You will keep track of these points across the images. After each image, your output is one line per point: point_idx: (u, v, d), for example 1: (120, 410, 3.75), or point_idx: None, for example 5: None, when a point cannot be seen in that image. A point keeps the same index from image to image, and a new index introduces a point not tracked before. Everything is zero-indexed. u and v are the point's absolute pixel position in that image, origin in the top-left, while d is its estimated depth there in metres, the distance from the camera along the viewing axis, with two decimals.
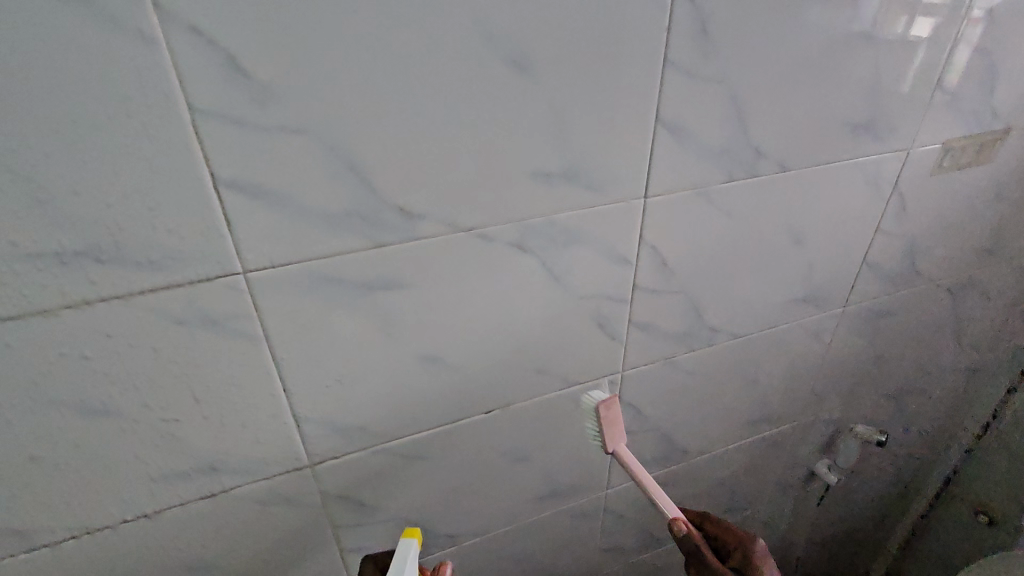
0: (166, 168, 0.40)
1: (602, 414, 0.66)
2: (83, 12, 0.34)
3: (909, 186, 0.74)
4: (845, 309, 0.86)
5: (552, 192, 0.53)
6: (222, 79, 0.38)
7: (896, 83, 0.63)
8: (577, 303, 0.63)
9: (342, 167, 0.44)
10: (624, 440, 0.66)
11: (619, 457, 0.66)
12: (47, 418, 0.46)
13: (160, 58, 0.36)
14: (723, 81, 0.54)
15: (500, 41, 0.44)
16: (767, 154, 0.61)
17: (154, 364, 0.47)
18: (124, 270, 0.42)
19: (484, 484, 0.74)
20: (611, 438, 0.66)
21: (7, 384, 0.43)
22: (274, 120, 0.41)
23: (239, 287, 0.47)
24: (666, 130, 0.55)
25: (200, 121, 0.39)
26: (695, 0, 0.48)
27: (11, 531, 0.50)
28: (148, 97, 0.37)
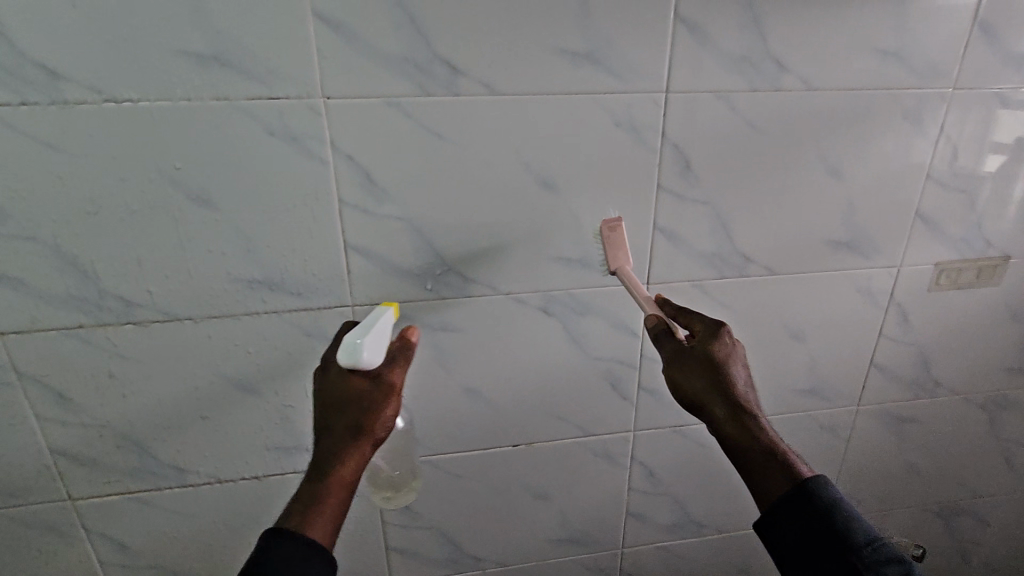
0: (319, 234, 0.65)
1: (606, 237, 0.67)
2: (295, 148, 0.61)
3: (908, 299, 0.84)
4: (860, 408, 0.92)
5: (570, 273, 0.73)
6: (360, 185, 0.64)
7: (871, 211, 0.77)
8: (591, 363, 0.79)
9: (423, 243, 0.68)
10: (631, 260, 0.67)
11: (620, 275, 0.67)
12: (217, 387, 0.71)
13: (328, 173, 0.62)
14: (707, 202, 0.72)
15: (534, 170, 0.67)
16: (753, 258, 0.77)
17: (286, 362, 0.71)
18: (282, 295, 0.67)
19: (508, 514, 0.88)
20: (614, 257, 0.67)
21: (203, 360, 0.69)
22: (385, 211, 0.65)
23: (347, 315, 0.70)
24: (662, 234, 0.73)
25: (343, 209, 0.64)
26: (678, 148, 0.68)
27: (177, 466, 0.74)
28: (318, 194, 0.63)
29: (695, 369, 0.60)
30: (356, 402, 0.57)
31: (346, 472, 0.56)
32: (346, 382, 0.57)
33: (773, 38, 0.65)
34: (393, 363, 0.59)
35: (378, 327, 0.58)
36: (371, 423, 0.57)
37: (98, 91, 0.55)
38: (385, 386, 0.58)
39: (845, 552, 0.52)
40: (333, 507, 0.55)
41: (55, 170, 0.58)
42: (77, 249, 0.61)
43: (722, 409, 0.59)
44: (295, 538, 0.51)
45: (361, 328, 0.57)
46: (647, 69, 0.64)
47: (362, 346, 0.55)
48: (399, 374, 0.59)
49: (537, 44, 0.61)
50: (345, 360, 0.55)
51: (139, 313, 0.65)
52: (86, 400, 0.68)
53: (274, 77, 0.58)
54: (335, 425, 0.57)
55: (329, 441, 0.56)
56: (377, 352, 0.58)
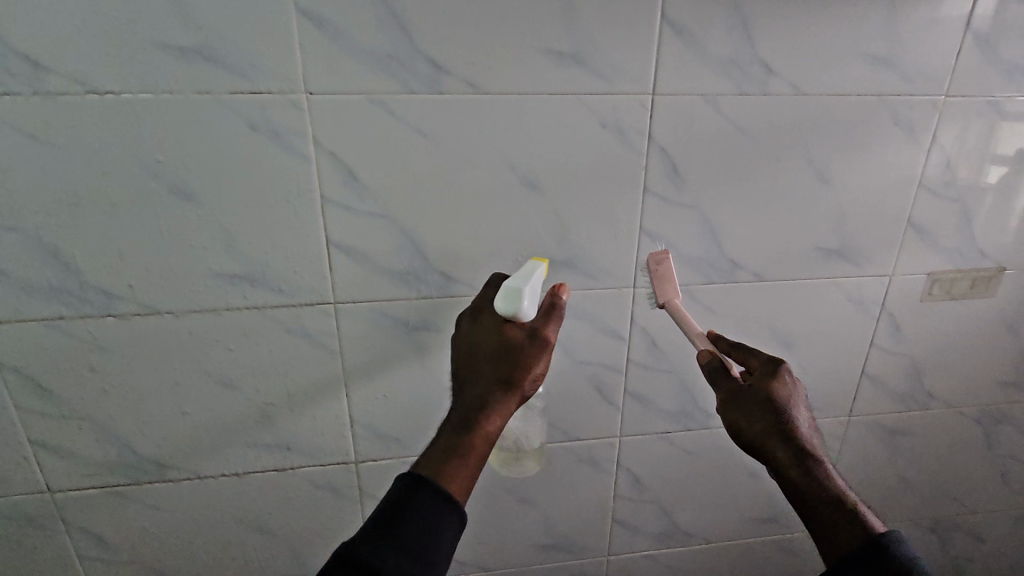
0: (301, 231, 0.65)
1: (653, 269, 0.71)
2: (277, 143, 0.61)
3: (900, 309, 0.83)
4: (851, 418, 0.91)
5: (555, 274, 0.72)
6: (342, 181, 0.63)
7: (862, 218, 0.76)
8: (576, 366, 0.78)
9: (406, 241, 0.67)
10: (679, 293, 0.70)
11: (670, 308, 0.70)
12: (198, 383, 0.70)
13: (310, 169, 0.62)
14: (694, 206, 0.72)
15: (519, 170, 0.66)
16: (741, 264, 0.76)
17: (267, 358, 0.70)
18: (264, 291, 0.67)
19: (491, 518, 0.87)
20: (663, 291, 0.70)
21: (183, 355, 0.68)
22: (368, 208, 0.65)
23: (330, 312, 0.69)
24: (648, 237, 0.72)
25: (325, 205, 0.64)
26: (665, 150, 0.68)
27: (157, 461, 0.74)
28: (300, 190, 0.63)
29: (755, 408, 0.60)
30: (509, 356, 0.57)
31: (491, 424, 0.55)
32: (499, 330, 0.59)
33: (761, 42, 0.65)
34: (547, 320, 0.60)
35: (534, 281, 0.61)
36: (521, 378, 0.57)
37: (81, 82, 0.56)
38: (540, 340, 0.58)
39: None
40: (475, 459, 0.53)
41: (37, 161, 0.58)
42: (59, 240, 0.61)
43: (784, 452, 0.58)
44: (433, 489, 0.50)
45: (520, 278, 0.61)
46: (633, 70, 0.63)
47: (522, 294, 0.58)
48: (553, 329, 0.60)
49: (522, 43, 0.61)
50: (506, 307, 0.58)
51: (120, 306, 0.65)
52: (67, 392, 0.68)
53: (257, 73, 0.58)
54: (485, 376, 0.57)
55: (476, 393, 0.57)
56: (532, 305, 0.60)
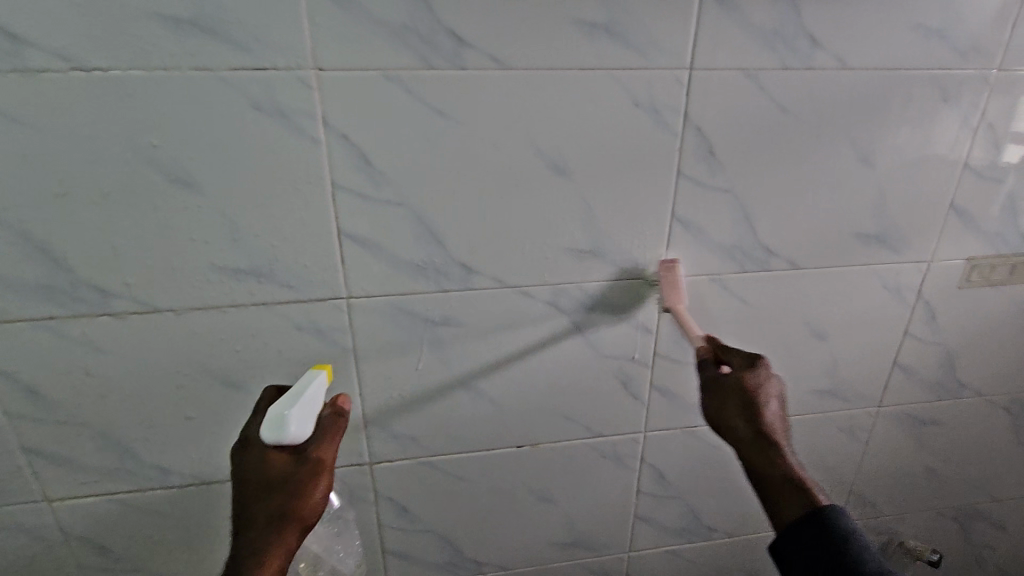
0: (311, 221, 0.60)
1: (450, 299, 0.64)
2: (284, 126, 0.55)
3: (936, 297, 0.80)
4: (881, 410, 0.88)
5: (581, 265, 0.68)
6: (355, 167, 0.58)
7: (903, 202, 0.72)
8: (602, 361, 0.75)
9: (425, 232, 0.63)
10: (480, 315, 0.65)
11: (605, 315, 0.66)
12: (202, 385, 0.66)
13: (321, 154, 0.57)
14: (730, 191, 0.67)
15: (545, 153, 0.61)
16: (776, 252, 0.72)
17: (276, 357, 0.66)
18: (271, 286, 0.62)
19: (511, 518, 0.84)
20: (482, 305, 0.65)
21: (185, 356, 0.64)
22: (383, 196, 0.60)
23: (342, 308, 0.65)
24: (681, 225, 0.68)
25: (337, 193, 0.59)
26: (701, 131, 0.63)
27: (161, 467, 0.70)
28: (310, 177, 0.58)
29: (732, 404, 0.61)
30: (280, 487, 0.54)
31: (276, 559, 0.54)
32: (267, 461, 0.55)
33: (806, 11, 0.60)
34: (323, 438, 0.57)
35: (309, 397, 0.57)
36: (296, 509, 0.55)
37: (64, 57, 0.50)
38: (312, 465, 0.55)
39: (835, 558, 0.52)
40: None
41: (19, 146, 0.52)
42: (46, 234, 0.56)
43: (743, 434, 0.61)
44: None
45: (291, 397, 0.56)
46: (670, 43, 0.58)
47: (287, 420, 0.54)
48: (328, 449, 0.56)
49: (550, 13, 0.55)
50: (267, 435, 0.54)
51: (116, 304, 0.60)
52: (60, 397, 0.63)
53: (261, 47, 0.52)
54: (257, 515, 0.55)
55: (256, 534, 0.54)
56: (307, 424, 0.56)
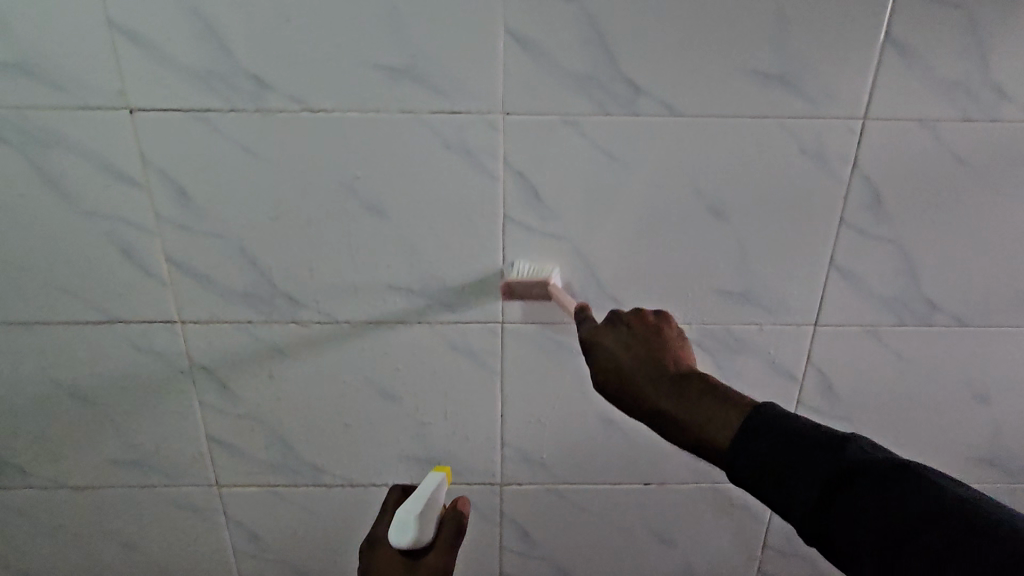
0: (478, 250, 0.65)
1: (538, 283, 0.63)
2: (468, 162, 0.61)
3: None
4: None
5: (729, 306, 0.68)
6: (526, 201, 0.63)
7: None
8: None
9: (580, 265, 0.66)
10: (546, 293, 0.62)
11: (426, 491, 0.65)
12: (362, 392, 0.72)
13: (496, 189, 0.62)
14: (894, 242, 0.65)
15: (706, 196, 0.63)
16: (940, 307, 0.68)
17: (430, 372, 0.71)
18: (436, 307, 0.67)
19: (629, 556, 0.83)
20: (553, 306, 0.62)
21: (352, 364, 0.70)
22: (547, 231, 0.64)
23: (495, 332, 0.69)
24: (837, 273, 0.66)
25: (506, 225, 0.64)
26: (869, 180, 0.62)
27: (315, 466, 0.76)
28: (484, 209, 0.63)
29: (624, 358, 0.53)
30: None
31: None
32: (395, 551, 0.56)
33: (994, 63, 0.58)
34: (437, 548, 0.55)
35: (429, 498, 0.56)
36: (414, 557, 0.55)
37: (298, 100, 0.58)
38: (422, 572, 0.54)
39: (849, 481, 0.39)
40: None
41: (249, 173, 0.61)
42: (257, 249, 0.64)
43: (653, 394, 0.50)
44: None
45: (411, 499, 0.56)
46: (844, 93, 0.59)
47: (406, 524, 0.54)
48: (439, 558, 0.55)
49: (725, 65, 0.58)
50: (394, 535, 0.54)
51: (302, 314, 0.67)
52: (244, 392, 0.71)
53: (459, 94, 0.58)
54: None
55: None
56: (426, 527, 0.55)
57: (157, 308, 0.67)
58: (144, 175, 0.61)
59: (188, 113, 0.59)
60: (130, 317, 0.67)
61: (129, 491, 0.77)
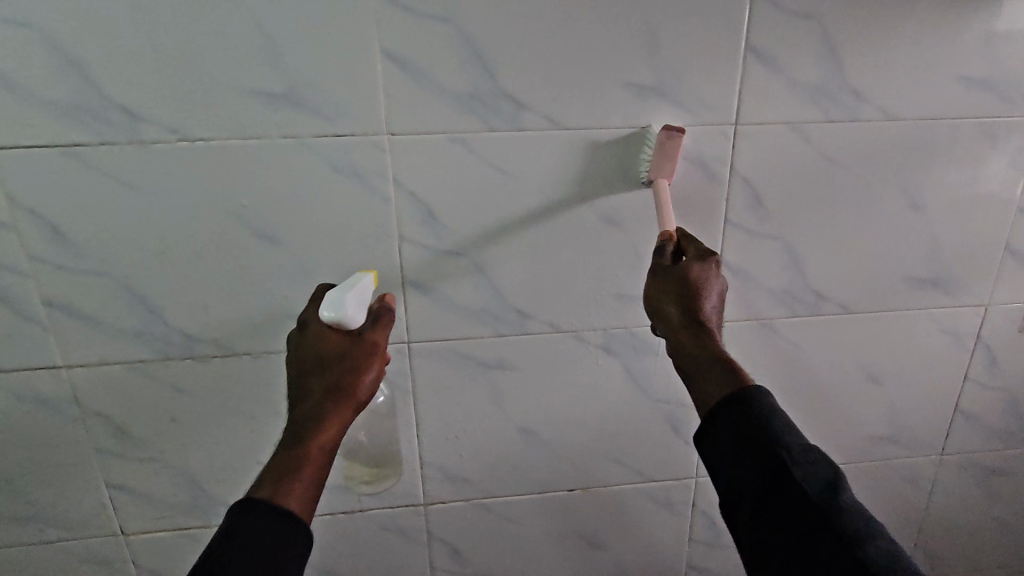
0: (378, 271, 0.64)
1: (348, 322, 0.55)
2: (358, 185, 0.61)
3: (996, 341, 0.78)
4: (943, 457, 0.84)
5: (632, 309, 0.70)
6: (421, 220, 0.63)
7: (956, 248, 0.72)
8: (652, 403, 0.75)
9: (482, 280, 0.66)
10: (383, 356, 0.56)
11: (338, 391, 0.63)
12: (272, 424, 0.70)
13: (389, 210, 0.62)
14: (778, 238, 0.69)
15: (598, 205, 0.65)
16: (827, 297, 0.72)
17: None
18: None
19: (562, 564, 0.83)
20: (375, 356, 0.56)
21: (260, 396, 0.68)
22: (445, 247, 0.64)
23: (402, 352, 0.68)
24: (729, 270, 0.69)
25: (403, 244, 0.63)
26: (748, 182, 0.66)
27: (228, 504, 0.73)
28: (379, 231, 0.63)
29: (666, 295, 0.57)
30: (336, 363, 0.54)
31: (309, 471, 0.50)
32: (327, 337, 0.54)
33: (849, 68, 0.62)
34: (374, 325, 0.56)
35: (359, 287, 0.56)
36: (353, 387, 0.54)
37: (173, 130, 0.57)
38: (368, 345, 0.55)
39: (789, 489, 0.46)
40: (311, 474, 0.50)
41: (128, 206, 0.59)
42: (145, 285, 0.62)
43: (676, 320, 0.57)
44: (262, 509, 0.47)
45: (342, 286, 0.56)
46: (716, 101, 0.62)
47: (343, 300, 0.54)
48: (382, 335, 0.56)
49: (603, 79, 0.60)
50: (327, 315, 0.54)
51: (199, 348, 0.65)
52: (144, 433, 0.68)
53: (342, 116, 0.58)
54: (315, 388, 0.54)
55: (307, 408, 0.53)
56: (361, 312, 0.56)
57: (39, 353, 0.63)
58: (11, 215, 0.58)
59: (55, 148, 0.56)
60: (10, 365, 0.63)
61: (26, 549, 0.72)
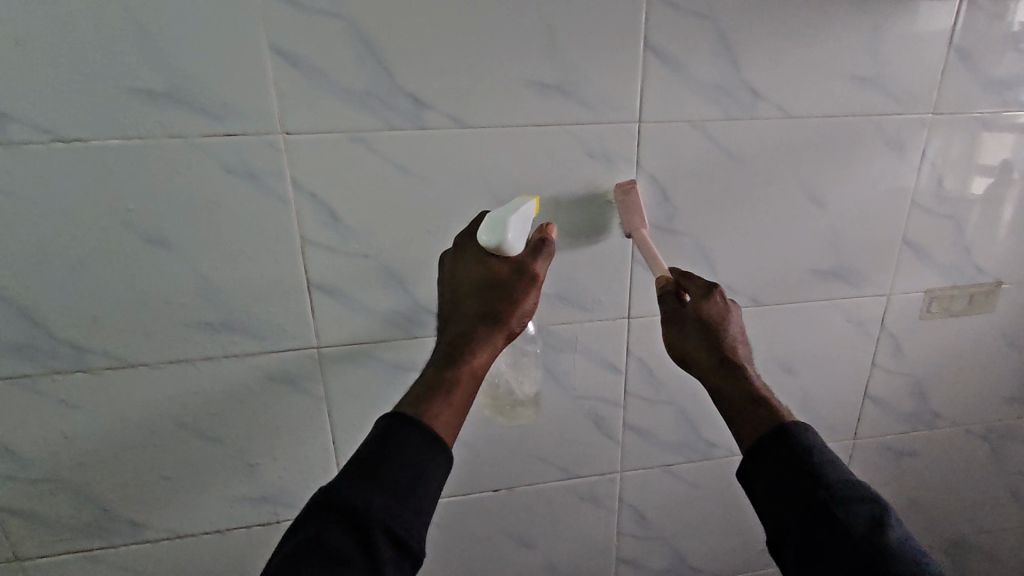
0: (281, 275, 0.62)
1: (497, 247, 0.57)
2: (254, 187, 0.58)
3: (899, 329, 0.81)
4: (856, 442, 0.88)
5: (547, 307, 0.70)
6: (323, 221, 0.61)
7: (856, 241, 0.75)
8: (573, 400, 0.76)
9: (392, 281, 0.65)
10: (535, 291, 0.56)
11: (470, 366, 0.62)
12: (177, 436, 0.67)
13: (289, 211, 0.60)
14: (688, 234, 0.70)
15: (507, 204, 0.64)
16: (738, 290, 0.74)
17: (249, 408, 0.67)
18: (244, 338, 0.64)
19: (490, 564, 0.83)
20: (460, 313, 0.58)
21: (161, 408, 0.65)
22: (350, 249, 0.63)
23: (312, 357, 0.66)
24: (642, 266, 0.70)
25: (307, 247, 0.62)
26: (655, 180, 0.66)
27: (134, 522, 0.70)
28: (280, 235, 0.61)
29: (690, 332, 0.60)
30: (494, 289, 0.55)
31: (461, 396, 0.51)
32: (487, 267, 0.56)
33: (746, 67, 0.64)
34: (534, 255, 0.57)
35: (521, 212, 0.57)
36: (508, 313, 0.55)
37: (47, 130, 0.53)
38: (527, 278, 0.56)
39: (839, 522, 0.47)
40: (462, 397, 0.51)
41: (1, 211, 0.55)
42: (25, 295, 0.58)
43: (709, 363, 0.59)
44: (420, 423, 0.48)
45: (507, 208, 0.57)
46: (619, 99, 0.62)
47: (506, 225, 0.56)
48: (542, 266, 0.57)
49: (504, 77, 0.59)
50: (489, 241, 0.56)
51: (91, 360, 0.62)
52: (35, 452, 0.64)
53: (232, 115, 0.56)
54: (471, 311, 0.55)
55: (459, 328, 0.55)
56: (519, 236, 0.57)
57: None
58: None
59: None
60: None
61: None
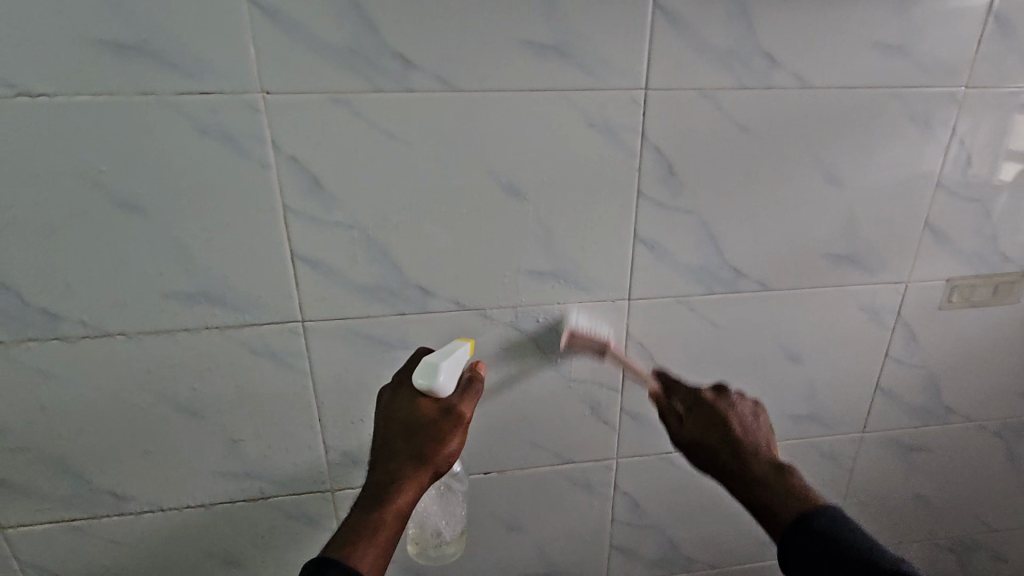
0: (261, 245, 0.59)
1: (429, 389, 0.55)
2: (232, 150, 0.55)
3: (915, 319, 0.77)
4: (863, 436, 0.84)
5: (542, 287, 0.67)
6: (306, 189, 0.58)
7: (874, 225, 0.70)
8: (567, 384, 0.73)
9: (378, 255, 0.62)
10: (461, 433, 0.54)
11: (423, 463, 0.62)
12: (157, 409, 0.65)
13: (269, 177, 0.57)
14: (693, 213, 0.66)
15: (501, 175, 0.61)
16: (745, 274, 0.70)
17: (230, 382, 0.65)
18: (224, 310, 0.61)
19: (480, 546, 0.81)
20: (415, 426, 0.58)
21: (139, 380, 0.63)
22: (334, 219, 0.60)
23: (295, 332, 0.64)
24: (643, 246, 0.66)
25: (289, 216, 0.59)
26: (661, 153, 0.62)
27: (114, 494, 0.68)
28: (260, 202, 0.58)
29: (692, 417, 0.61)
30: (422, 428, 0.53)
31: (383, 539, 0.50)
32: (416, 407, 0.54)
33: (762, 32, 0.59)
34: (463, 396, 0.56)
35: (456, 355, 0.57)
36: (434, 453, 0.53)
37: (11, 84, 0.50)
38: (455, 418, 0.54)
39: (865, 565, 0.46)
40: (384, 539, 0.50)
41: None
42: None
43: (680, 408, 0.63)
44: (342, 568, 0.46)
45: (440, 353, 0.57)
46: (623, 65, 0.58)
47: (438, 369, 0.54)
48: (470, 406, 0.55)
49: (499, 36, 0.55)
50: (420, 383, 0.54)
51: (66, 328, 0.60)
52: (11, 421, 0.63)
53: (207, 72, 0.52)
54: (398, 448, 0.53)
55: (386, 465, 0.53)
56: (453, 379, 0.56)
57: None
58: None
59: None
60: None
61: None
